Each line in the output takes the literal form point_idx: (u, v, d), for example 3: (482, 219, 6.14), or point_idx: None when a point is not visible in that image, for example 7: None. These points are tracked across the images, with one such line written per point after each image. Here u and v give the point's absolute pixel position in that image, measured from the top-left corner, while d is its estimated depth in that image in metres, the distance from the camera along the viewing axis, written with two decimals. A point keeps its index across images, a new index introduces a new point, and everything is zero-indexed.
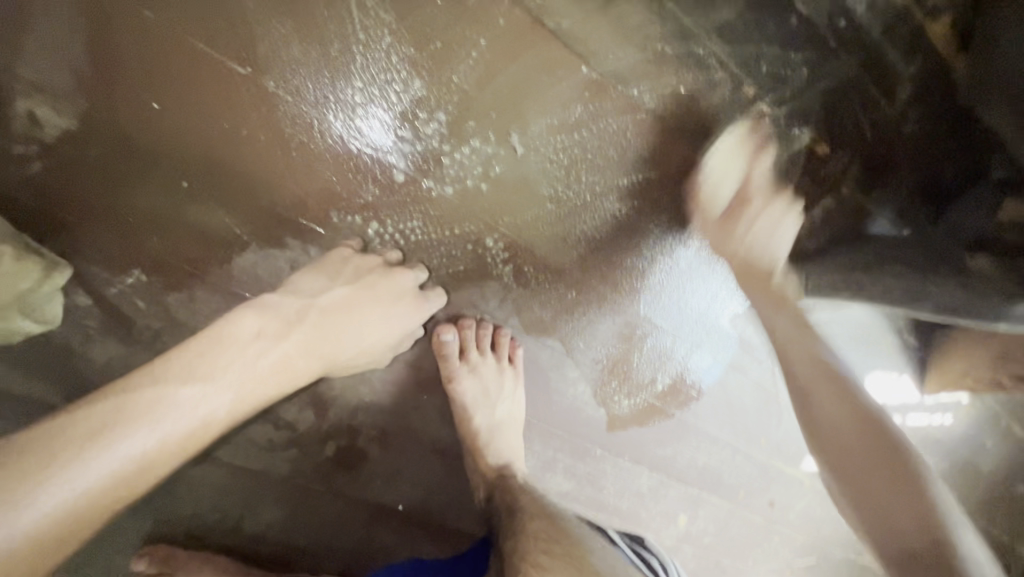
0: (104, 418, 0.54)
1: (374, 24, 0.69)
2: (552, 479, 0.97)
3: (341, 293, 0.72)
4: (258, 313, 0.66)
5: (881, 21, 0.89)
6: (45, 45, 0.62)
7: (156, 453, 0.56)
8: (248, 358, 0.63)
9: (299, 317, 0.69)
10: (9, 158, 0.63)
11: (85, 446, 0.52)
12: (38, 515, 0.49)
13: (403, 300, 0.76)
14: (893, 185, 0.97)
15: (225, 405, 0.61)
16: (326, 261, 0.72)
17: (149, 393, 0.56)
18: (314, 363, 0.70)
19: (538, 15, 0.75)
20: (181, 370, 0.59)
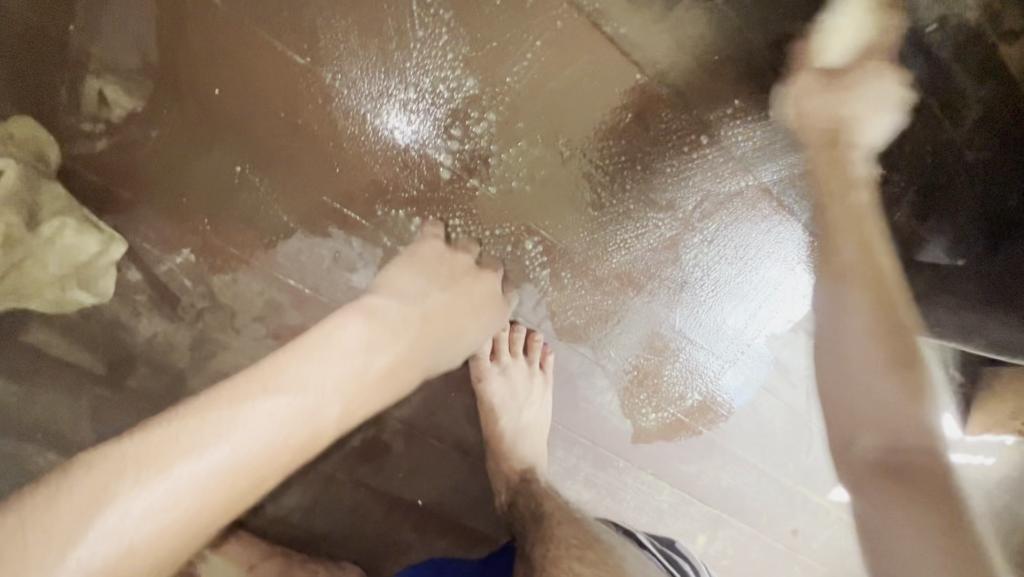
0: (214, 426, 0.50)
1: (433, 22, 0.70)
2: (573, 486, 0.96)
3: (440, 298, 0.71)
4: (365, 319, 0.63)
5: (954, 42, 0.85)
6: (120, 27, 0.64)
7: (266, 465, 0.52)
8: (355, 367, 0.59)
9: (403, 324, 0.66)
10: (75, 133, 0.65)
11: (195, 454, 0.48)
12: (146, 528, 0.46)
13: (490, 306, 0.77)
14: (950, 212, 0.92)
15: (334, 415, 0.57)
16: (422, 258, 0.72)
17: (254, 405, 0.52)
18: (414, 374, 0.67)
19: (596, 19, 0.74)
20: (290, 378, 0.55)
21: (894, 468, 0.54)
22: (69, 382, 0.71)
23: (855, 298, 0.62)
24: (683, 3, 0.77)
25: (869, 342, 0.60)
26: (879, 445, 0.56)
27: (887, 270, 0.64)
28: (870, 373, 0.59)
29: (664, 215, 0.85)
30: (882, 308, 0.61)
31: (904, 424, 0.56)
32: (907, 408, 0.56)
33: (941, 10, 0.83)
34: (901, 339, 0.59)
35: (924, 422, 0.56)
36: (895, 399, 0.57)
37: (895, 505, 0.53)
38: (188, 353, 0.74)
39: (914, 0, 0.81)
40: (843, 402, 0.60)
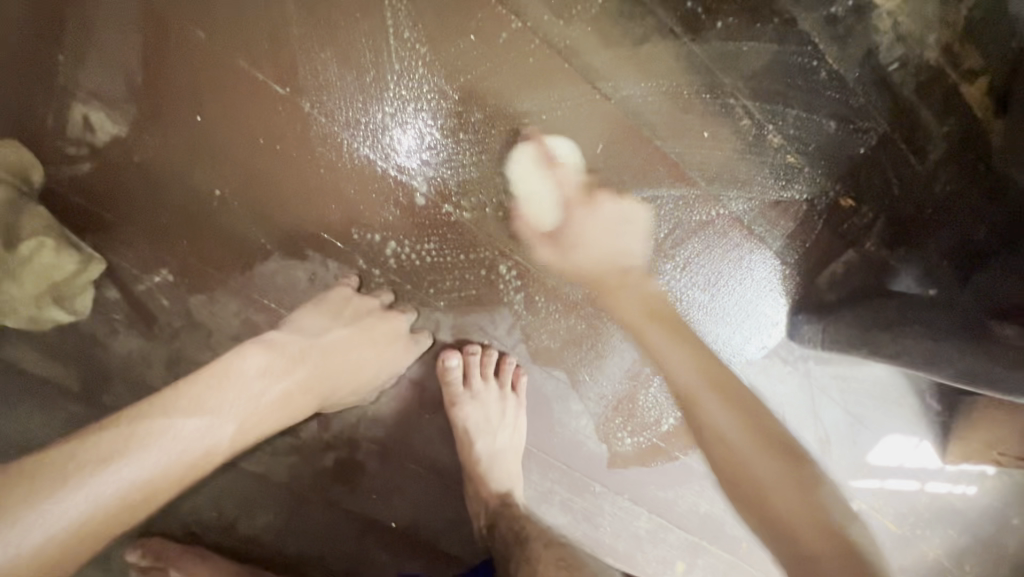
0: (113, 444, 0.55)
1: (409, 55, 0.72)
2: (548, 511, 0.96)
3: (341, 333, 0.73)
4: (264, 349, 0.67)
5: (916, 79, 0.88)
6: (104, 56, 0.66)
7: (161, 479, 0.57)
8: (251, 394, 0.64)
9: (302, 355, 0.69)
10: (61, 157, 0.67)
11: (96, 468, 0.53)
12: (40, 536, 0.50)
13: (395, 343, 0.78)
14: (920, 243, 0.95)
15: (228, 437, 0.62)
16: (327, 301, 0.74)
17: (154, 424, 0.57)
18: (312, 401, 0.71)
19: (566, 56, 0.77)
20: (189, 403, 0.60)
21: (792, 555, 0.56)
22: (44, 398, 0.72)
23: (721, 416, 0.65)
24: (652, 40, 0.79)
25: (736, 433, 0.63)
26: (774, 541, 0.58)
27: (672, 369, 0.70)
28: (762, 485, 0.60)
29: (638, 241, 0.86)
30: (722, 406, 0.65)
31: (769, 509, 0.59)
32: (792, 506, 0.58)
33: (900, 50, 0.86)
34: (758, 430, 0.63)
35: (791, 506, 0.58)
36: (786, 505, 0.58)
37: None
38: (163, 371, 0.75)
39: (873, 41, 0.85)
40: (739, 509, 0.62)
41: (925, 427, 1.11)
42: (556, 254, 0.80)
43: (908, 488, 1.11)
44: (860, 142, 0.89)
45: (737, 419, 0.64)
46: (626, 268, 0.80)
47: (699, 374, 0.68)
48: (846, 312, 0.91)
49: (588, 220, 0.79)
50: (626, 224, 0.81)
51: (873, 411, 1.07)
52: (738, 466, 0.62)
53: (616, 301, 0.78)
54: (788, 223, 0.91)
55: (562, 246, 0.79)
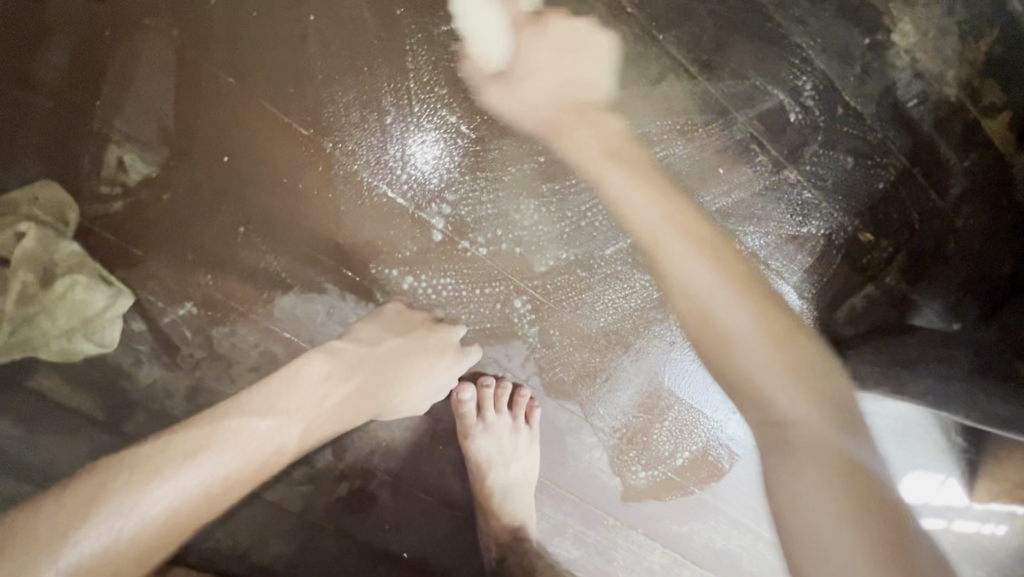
0: (199, 439, 0.62)
1: (429, 97, 0.74)
2: (561, 544, 0.95)
3: (395, 342, 0.76)
4: (326, 357, 0.71)
5: (934, 114, 0.87)
6: (138, 103, 0.69)
7: (237, 474, 0.64)
8: (316, 397, 0.70)
9: (360, 364, 0.74)
10: (95, 196, 0.70)
11: (183, 461, 0.61)
12: (134, 524, 0.57)
13: (446, 354, 0.79)
14: (942, 278, 0.93)
15: (296, 437, 0.68)
16: (380, 314, 0.77)
17: (232, 423, 0.64)
18: (368, 406, 0.75)
19: (582, 95, 0.78)
20: (262, 404, 0.66)
21: (773, 441, 0.55)
22: (70, 427, 0.74)
23: (741, 315, 0.59)
24: (666, 80, 0.80)
25: (718, 300, 0.60)
26: (762, 413, 0.56)
27: (705, 233, 0.64)
28: (750, 356, 0.57)
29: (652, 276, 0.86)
30: (704, 277, 0.61)
31: (760, 392, 0.56)
32: (758, 364, 0.57)
33: (918, 86, 0.85)
34: (759, 301, 0.60)
35: (775, 368, 0.56)
36: (758, 360, 0.57)
37: (805, 475, 0.51)
38: (184, 402, 0.76)
39: (890, 78, 0.84)
40: (733, 388, 0.59)
41: (952, 463, 1.07)
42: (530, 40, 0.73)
43: (933, 526, 1.09)
44: (879, 178, 0.88)
45: (746, 306, 0.59)
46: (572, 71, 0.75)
47: (721, 268, 0.61)
48: (865, 344, 0.89)
49: (535, 32, 0.74)
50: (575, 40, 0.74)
51: (897, 450, 1.04)
52: (723, 347, 0.59)
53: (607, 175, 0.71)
54: (805, 257, 0.90)
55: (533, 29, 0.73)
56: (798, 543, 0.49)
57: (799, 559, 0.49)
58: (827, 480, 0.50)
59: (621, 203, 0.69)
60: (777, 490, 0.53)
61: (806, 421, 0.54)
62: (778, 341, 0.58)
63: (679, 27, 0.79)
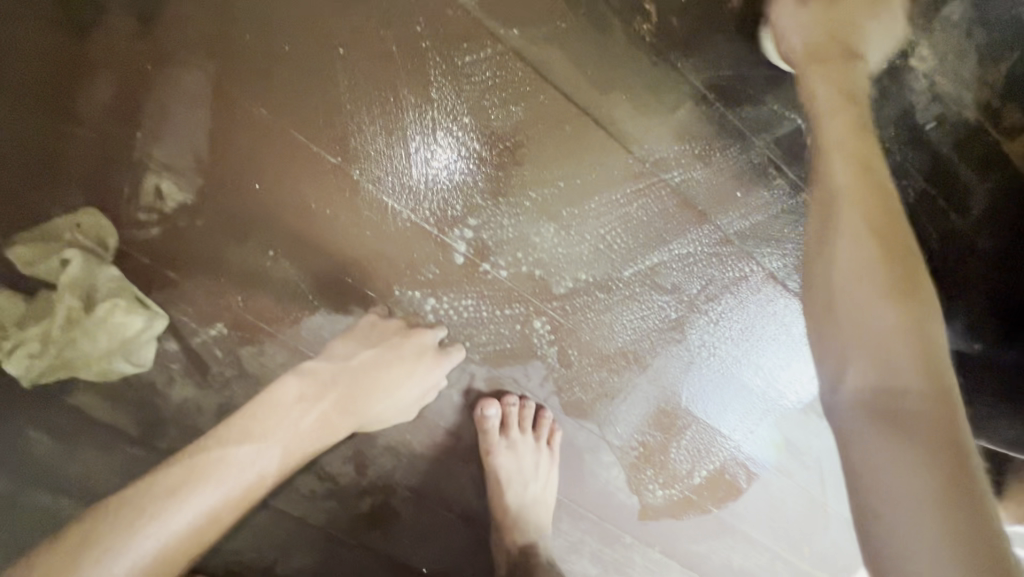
0: (181, 475, 0.69)
1: (452, 125, 0.76)
2: (578, 561, 0.97)
3: (368, 355, 0.79)
4: (299, 377, 0.76)
5: (954, 137, 0.87)
6: (175, 133, 0.72)
7: (221, 505, 0.70)
8: (292, 419, 0.75)
9: (332, 380, 0.78)
10: (132, 222, 0.72)
11: (169, 500, 0.67)
12: (127, 563, 0.64)
13: (425, 357, 0.80)
14: (965, 299, 0.92)
15: (274, 460, 0.73)
16: (355, 329, 0.79)
17: (212, 455, 0.70)
18: (350, 420, 0.79)
19: (600, 122, 0.80)
20: (238, 434, 0.72)
21: (884, 414, 0.48)
22: (106, 444, 0.77)
23: (887, 289, 0.51)
24: (684, 106, 0.80)
25: (885, 261, 0.53)
26: (869, 378, 0.50)
27: (885, 203, 0.57)
28: (863, 313, 0.52)
29: (669, 297, 0.87)
30: (870, 248, 0.54)
31: (893, 358, 0.49)
32: (863, 325, 0.52)
33: (937, 109, 0.85)
34: (903, 269, 0.53)
35: (901, 341, 0.49)
36: (874, 320, 0.51)
37: (903, 450, 0.46)
38: (214, 418, 0.79)
39: (909, 102, 0.84)
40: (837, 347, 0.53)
41: None
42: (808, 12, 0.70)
43: None
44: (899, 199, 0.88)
45: (899, 268, 0.52)
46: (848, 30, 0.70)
47: (876, 233, 0.54)
48: None
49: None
50: None
51: None
52: (846, 299, 0.53)
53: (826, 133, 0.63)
54: None
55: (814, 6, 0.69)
56: (880, 518, 0.45)
57: (883, 533, 0.45)
58: (929, 463, 0.45)
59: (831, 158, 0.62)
60: (855, 451, 0.49)
61: (921, 396, 0.47)
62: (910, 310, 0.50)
63: (698, 52, 0.79)
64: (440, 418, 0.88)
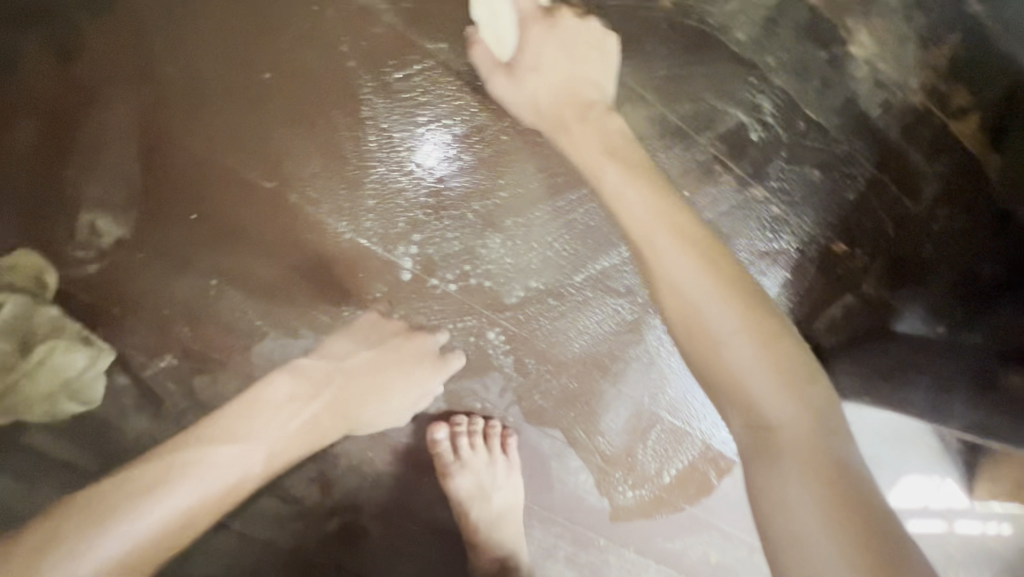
0: (156, 473, 0.63)
1: (387, 143, 0.76)
2: (553, 567, 0.96)
3: (368, 355, 0.77)
4: (291, 377, 0.73)
5: (900, 122, 0.86)
6: (106, 169, 0.71)
7: (198, 507, 0.65)
8: (280, 420, 0.71)
9: (325, 381, 0.75)
10: (71, 260, 0.72)
11: (143, 497, 0.62)
12: (87, 570, 0.58)
13: (425, 362, 0.80)
14: (927, 283, 0.92)
15: (260, 462, 0.69)
16: (355, 324, 0.78)
17: (192, 452, 0.65)
18: (339, 424, 0.75)
19: (538, 129, 0.79)
20: (223, 432, 0.67)
21: (760, 447, 0.51)
22: (55, 484, 0.74)
23: (736, 329, 0.54)
24: (624, 107, 0.79)
25: (721, 302, 0.55)
26: (742, 417, 0.53)
27: (711, 230, 0.60)
28: (724, 358, 0.54)
29: (624, 300, 0.87)
30: (706, 287, 0.56)
31: (756, 398, 0.52)
32: (740, 367, 0.53)
33: (880, 96, 0.85)
34: (749, 303, 0.56)
35: (763, 371, 0.53)
36: (730, 363, 0.53)
37: (788, 480, 0.49)
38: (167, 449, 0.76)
39: (851, 90, 0.84)
40: (720, 390, 0.54)
41: (947, 464, 1.07)
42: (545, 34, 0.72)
43: (933, 529, 1.08)
44: (849, 188, 0.87)
45: (730, 304, 0.55)
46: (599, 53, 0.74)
47: (711, 264, 0.57)
48: (843, 358, 0.90)
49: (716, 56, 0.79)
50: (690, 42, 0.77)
51: (889, 457, 1.05)
52: (707, 340, 0.55)
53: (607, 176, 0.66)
54: (779, 270, 0.89)
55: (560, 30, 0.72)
56: (793, 567, 0.46)
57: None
58: (810, 479, 0.48)
59: (614, 193, 0.64)
60: (772, 494, 0.49)
61: (790, 425, 0.51)
62: (758, 340, 0.53)
63: (632, 53, 0.79)
64: (399, 436, 0.88)
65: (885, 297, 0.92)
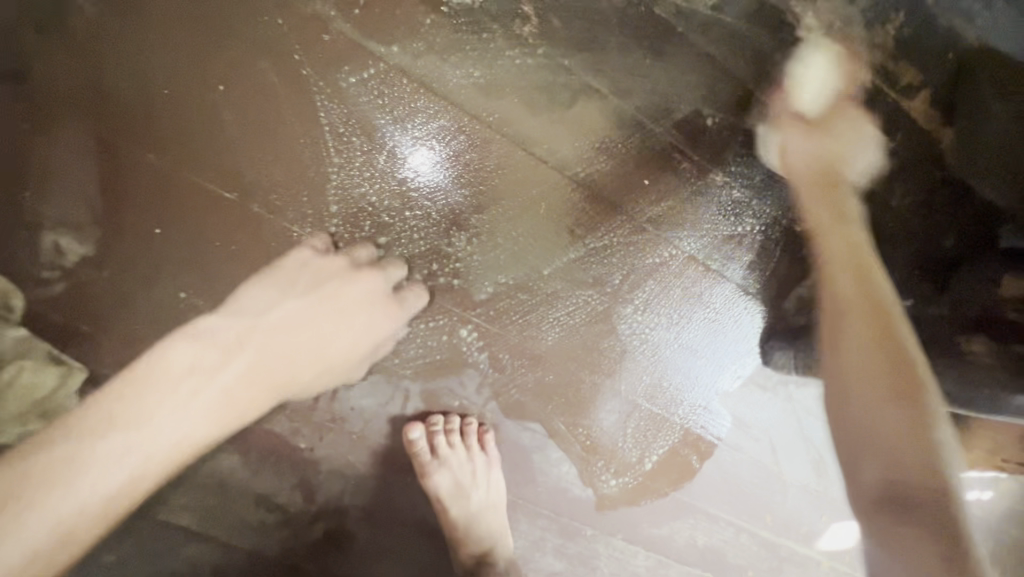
0: (49, 467, 0.56)
1: (346, 148, 0.76)
2: (543, 559, 0.97)
3: (294, 306, 0.74)
4: (191, 341, 0.67)
5: (852, 101, 0.88)
6: (67, 189, 0.72)
7: (108, 495, 0.58)
8: (181, 392, 0.64)
9: (238, 344, 0.70)
10: (35, 280, 0.72)
11: (40, 490, 0.54)
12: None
13: (371, 305, 0.78)
14: (888, 256, 0.93)
15: (168, 441, 0.62)
16: (281, 269, 0.75)
17: (75, 442, 0.58)
18: (258, 385, 0.71)
19: (497, 127, 0.80)
20: (116, 415, 0.60)
21: (888, 504, 0.57)
22: None
23: (889, 403, 0.61)
24: (579, 102, 0.81)
25: (876, 373, 0.63)
26: (878, 473, 0.59)
27: (882, 308, 0.69)
28: (863, 415, 0.62)
29: (594, 291, 0.88)
30: (872, 359, 0.64)
31: (895, 452, 0.59)
32: (881, 426, 0.61)
33: None
34: (900, 377, 0.63)
35: (904, 427, 0.59)
36: (878, 425, 0.61)
37: (908, 537, 0.54)
38: None
39: (801, 73, 0.86)
40: (856, 443, 0.62)
41: None
42: (806, 137, 0.81)
43: None
44: None
45: (894, 375, 0.62)
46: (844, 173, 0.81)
47: (885, 340, 0.65)
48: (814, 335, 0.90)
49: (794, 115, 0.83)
50: (863, 138, 0.84)
51: None
52: (860, 399, 0.63)
53: (841, 287, 0.71)
54: (744, 254, 0.92)
55: (820, 138, 0.81)
56: None
57: None
58: (930, 535, 0.54)
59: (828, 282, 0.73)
60: (875, 532, 0.57)
61: (927, 483, 0.56)
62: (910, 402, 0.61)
63: (585, 48, 0.80)
64: (377, 439, 0.88)
65: None
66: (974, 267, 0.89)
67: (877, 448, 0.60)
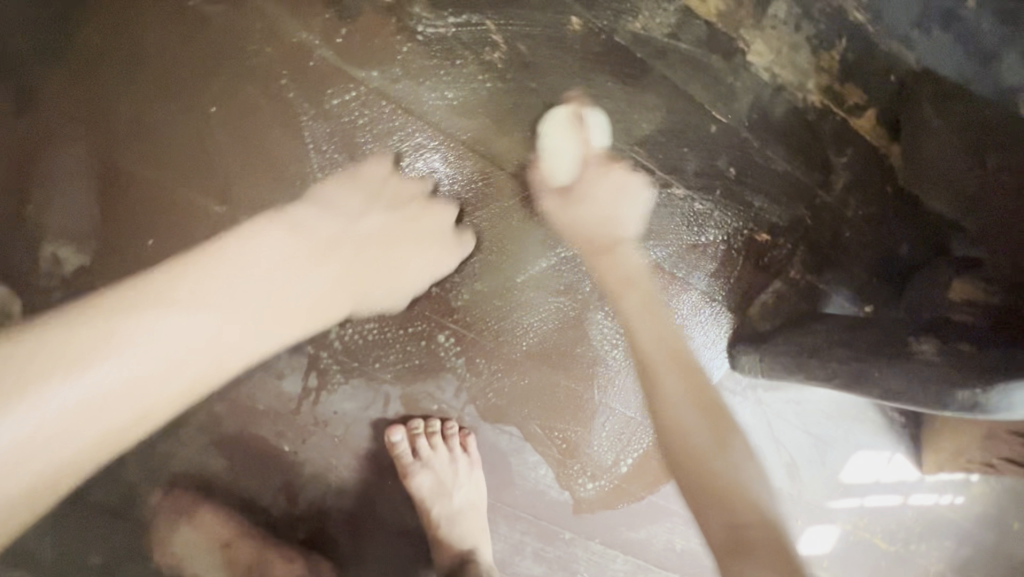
0: (127, 332, 0.69)
1: (328, 165, 0.82)
2: (522, 562, 0.99)
3: (377, 220, 0.85)
4: (286, 236, 0.81)
5: (802, 120, 0.95)
6: (67, 203, 0.77)
7: (175, 362, 0.73)
8: (261, 281, 0.79)
9: (327, 247, 0.83)
10: (35, 290, 0.77)
11: (113, 348, 0.68)
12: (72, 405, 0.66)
13: (438, 240, 0.87)
14: (847, 264, 0.99)
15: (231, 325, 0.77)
16: (362, 173, 0.83)
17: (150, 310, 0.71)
18: (339, 290, 0.84)
19: (470, 144, 0.86)
20: (194, 287, 0.75)
21: (731, 542, 0.65)
22: None
23: (717, 453, 0.72)
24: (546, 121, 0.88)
25: (690, 414, 0.75)
26: (721, 521, 0.67)
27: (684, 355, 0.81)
28: (696, 459, 0.71)
29: (565, 298, 0.93)
30: (690, 407, 0.75)
31: (730, 499, 0.68)
32: (723, 474, 0.70)
33: (781, 97, 0.94)
34: (717, 420, 0.75)
35: (728, 470, 0.70)
36: (713, 471, 0.70)
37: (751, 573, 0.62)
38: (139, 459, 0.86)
39: (753, 94, 0.93)
40: (700, 496, 0.70)
41: (892, 438, 1.12)
42: (562, 208, 0.88)
43: (889, 502, 1.13)
44: (762, 182, 0.95)
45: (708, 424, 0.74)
46: (617, 239, 0.88)
47: (691, 382, 0.78)
48: (777, 339, 0.93)
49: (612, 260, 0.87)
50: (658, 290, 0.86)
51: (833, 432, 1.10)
52: (692, 456, 0.72)
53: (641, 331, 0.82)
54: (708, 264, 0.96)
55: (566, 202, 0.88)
56: None
57: None
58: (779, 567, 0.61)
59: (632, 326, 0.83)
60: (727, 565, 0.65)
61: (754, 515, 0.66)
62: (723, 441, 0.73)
63: (551, 71, 0.87)
64: (360, 441, 0.91)
65: (811, 280, 0.98)
66: (928, 272, 0.94)
67: (721, 496, 0.68)
